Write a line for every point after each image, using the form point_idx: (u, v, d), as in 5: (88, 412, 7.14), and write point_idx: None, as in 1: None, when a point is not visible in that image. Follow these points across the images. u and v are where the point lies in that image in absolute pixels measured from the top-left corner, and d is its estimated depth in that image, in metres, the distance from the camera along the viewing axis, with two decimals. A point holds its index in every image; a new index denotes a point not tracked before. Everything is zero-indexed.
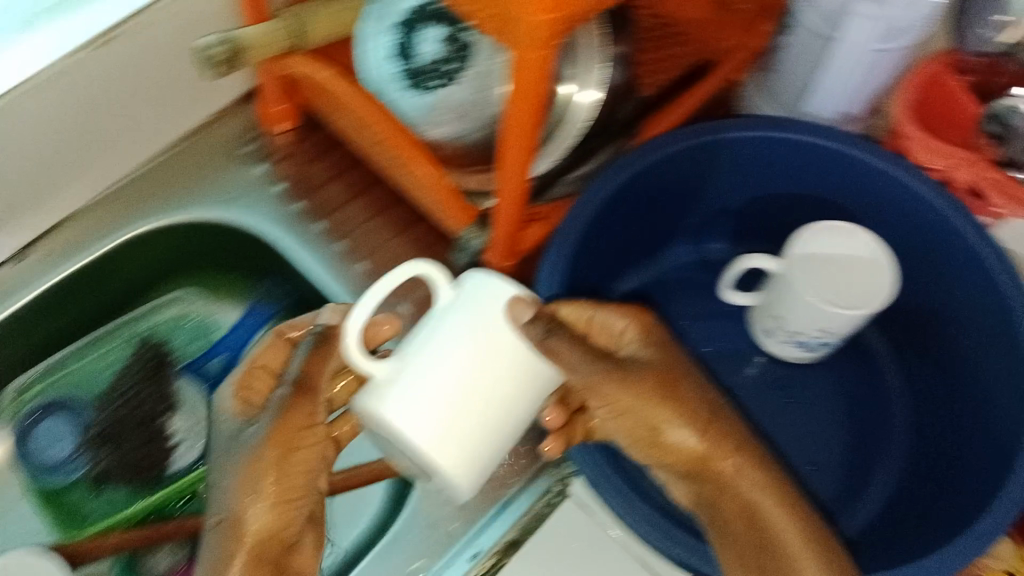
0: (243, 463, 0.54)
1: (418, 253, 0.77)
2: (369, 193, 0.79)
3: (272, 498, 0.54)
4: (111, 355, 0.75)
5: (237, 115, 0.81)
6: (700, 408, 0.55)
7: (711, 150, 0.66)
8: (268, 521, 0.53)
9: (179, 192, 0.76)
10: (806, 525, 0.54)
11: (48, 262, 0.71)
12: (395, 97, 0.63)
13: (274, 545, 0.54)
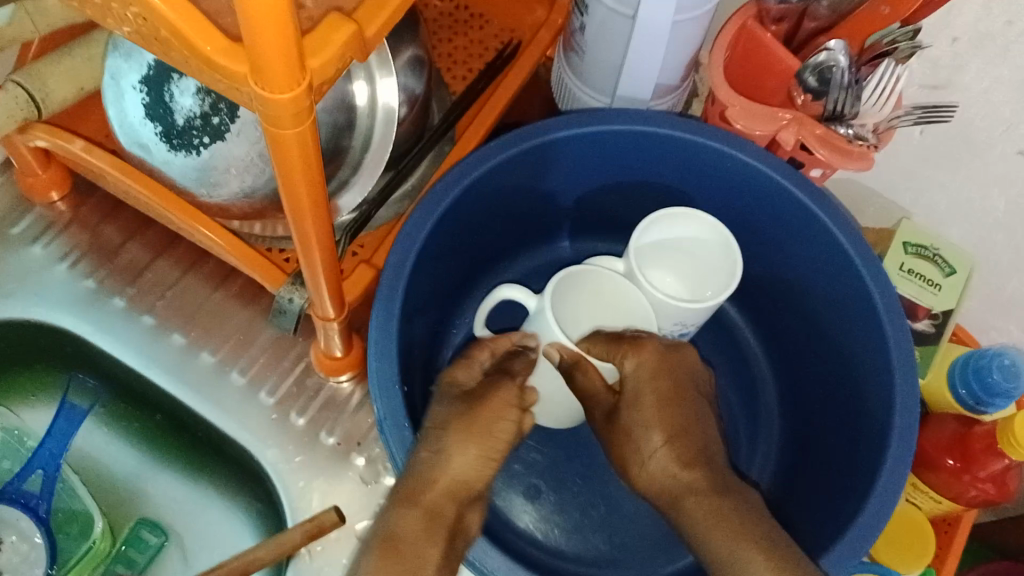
0: (467, 417, 0.51)
1: (244, 307, 0.69)
2: (176, 248, 0.70)
3: (478, 441, 0.50)
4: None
5: (2, 186, 0.70)
6: (675, 417, 0.54)
7: (543, 153, 0.61)
8: (470, 472, 0.50)
9: None
10: (768, 523, 0.49)
11: None
12: (161, 160, 0.55)
13: (462, 495, 0.49)
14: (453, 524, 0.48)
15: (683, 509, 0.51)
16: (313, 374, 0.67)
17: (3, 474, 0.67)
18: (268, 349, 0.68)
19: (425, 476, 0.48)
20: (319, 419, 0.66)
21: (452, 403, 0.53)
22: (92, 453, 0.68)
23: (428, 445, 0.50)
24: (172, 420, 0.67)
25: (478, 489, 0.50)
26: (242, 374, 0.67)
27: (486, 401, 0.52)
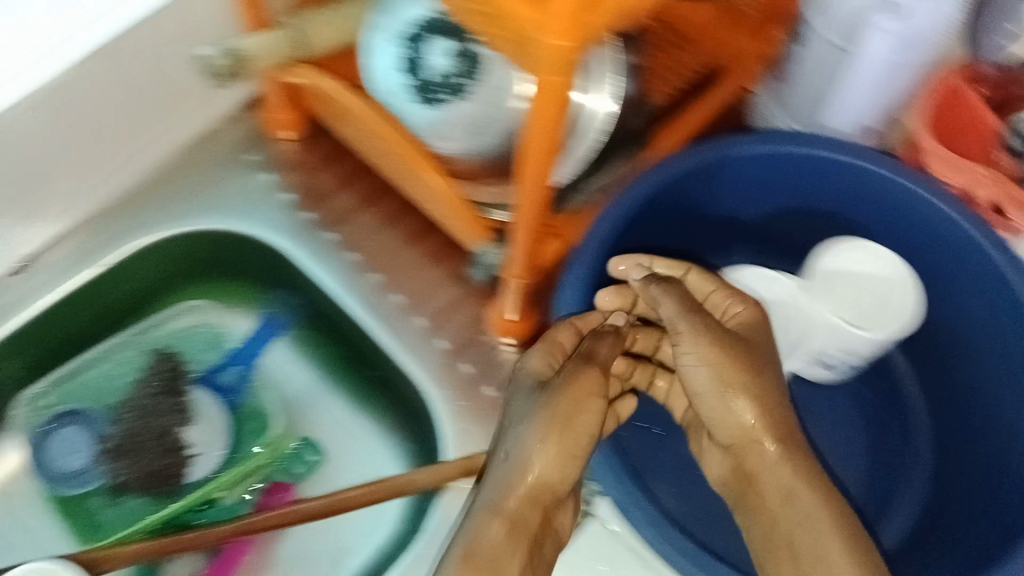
0: (548, 414, 0.50)
1: (431, 266, 0.74)
2: (380, 204, 0.77)
3: (563, 437, 0.50)
4: (123, 365, 0.72)
5: (242, 122, 0.78)
6: (766, 387, 0.52)
7: (716, 168, 0.64)
8: (552, 475, 0.50)
9: (183, 198, 0.74)
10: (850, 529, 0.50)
11: (58, 268, 0.69)
12: (404, 109, 0.60)
13: (545, 500, 0.50)
14: (534, 532, 0.50)
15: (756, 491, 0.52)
16: (486, 334, 0.72)
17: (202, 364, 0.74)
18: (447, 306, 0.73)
19: (507, 486, 0.50)
20: (485, 376, 0.70)
21: (548, 390, 0.52)
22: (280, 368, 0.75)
23: (513, 454, 0.51)
24: (353, 350, 0.73)
25: (557, 495, 0.51)
26: (422, 322, 0.72)
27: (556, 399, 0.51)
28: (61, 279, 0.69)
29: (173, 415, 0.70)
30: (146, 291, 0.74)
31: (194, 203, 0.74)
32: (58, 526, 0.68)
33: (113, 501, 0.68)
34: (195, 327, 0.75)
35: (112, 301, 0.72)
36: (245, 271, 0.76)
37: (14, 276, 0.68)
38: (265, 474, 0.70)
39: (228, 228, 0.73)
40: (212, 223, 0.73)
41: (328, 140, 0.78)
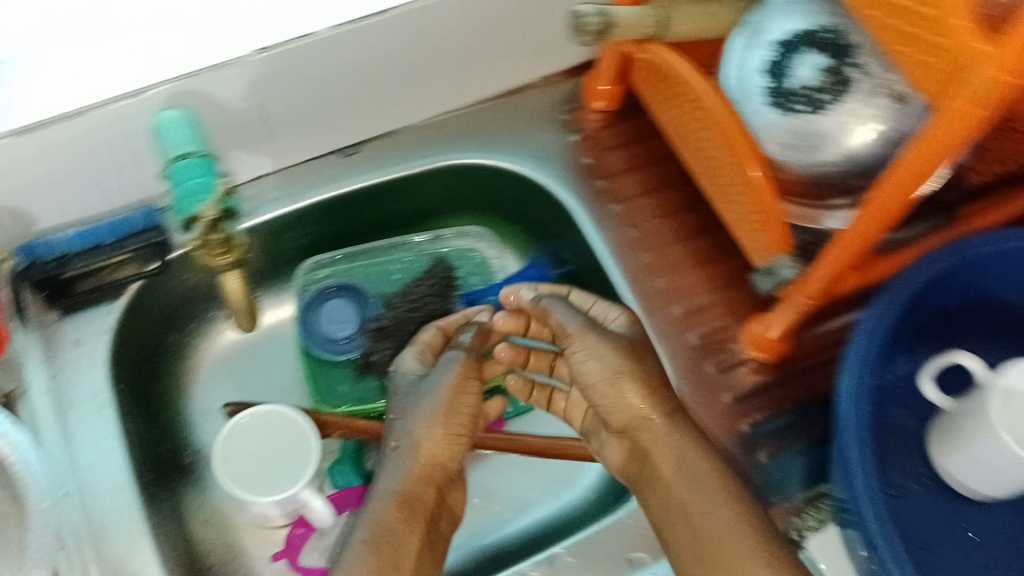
0: (432, 406, 0.64)
1: (696, 266, 0.73)
2: (666, 193, 0.76)
3: (453, 428, 0.64)
4: (403, 260, 0.77)
5: (559, 86, 0.81)
6: (650, 373, 0.62)
7: (983, 264, 0.58)
8: (438, 450, 0.63)
9: (491, 138, 0.77)
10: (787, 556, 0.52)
11: (370, 163, 0.74)
12: (752, 109, 0.63)
13: (436, 476, 0.62)
14: (430, 510, 0.61)
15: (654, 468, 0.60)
16: (736, 343, 0.70)
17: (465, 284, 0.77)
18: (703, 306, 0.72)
19: (423, 456, 0.62)
20: (723, 384, 0.69)
21: (456, 385, 0.65)
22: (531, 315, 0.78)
23: (392, 441, 0.63)
24: None
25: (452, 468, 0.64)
26: (677, 313, 0.72)
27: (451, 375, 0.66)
28: (371, 172, 0.74)
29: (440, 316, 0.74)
30: (437, 204, 0.78)
31: (492, 143, 0.77)
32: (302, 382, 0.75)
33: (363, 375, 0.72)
34: (471, 249, 0.79)
35: (398, 204, 0.76)
36: (526, 216, 0.78)
37: (337, 157, 0.74)
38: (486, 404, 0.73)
39: (521, 171, 0.76)
40: (503, 164, 0.76)
41: (631, 123, 0.80)
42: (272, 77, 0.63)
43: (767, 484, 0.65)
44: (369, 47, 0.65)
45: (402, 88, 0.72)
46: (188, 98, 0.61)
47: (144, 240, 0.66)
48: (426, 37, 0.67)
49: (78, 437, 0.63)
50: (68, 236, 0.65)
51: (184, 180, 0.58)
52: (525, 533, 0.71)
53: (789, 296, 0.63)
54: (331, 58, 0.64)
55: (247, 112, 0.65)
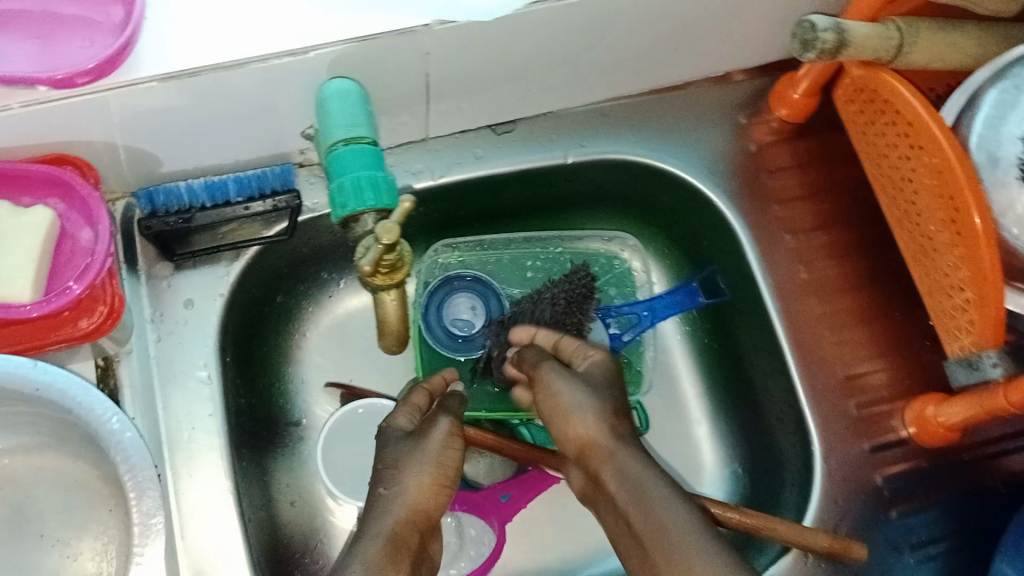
0: (423, 456, 0.51)
1: (863, 322, 0.65)
2: (843, 230, 0.67)
3: (442, 485, 0.50)
4: (541, 256, 0.70)
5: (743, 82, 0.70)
6: (618, 405, 0.51)
7: None
8: (428, 499, 0.49)
9: (658, 134, 0.68)
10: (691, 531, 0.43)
11: (521, 146, 0.66)
12: (994, 177, 0.54)
13: (421, 524, 0.48)
14: (415, 556, 0.46)
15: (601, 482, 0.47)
16: (892, 419, 0.63)
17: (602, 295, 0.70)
18: (864, 369, 0.64)
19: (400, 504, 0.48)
20: (872, 465, 0.62)
21: (447, 440, 0.52)
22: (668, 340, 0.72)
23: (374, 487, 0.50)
24: (751, 367, 0.67)
25: (438, 516, 0.49)
26: (835, 374, 0.64)
27: (434, 437, 0.52)
28: (521, 156, 0.66)
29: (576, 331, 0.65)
30: (585, 200, 0.69)
31: (659, 141, 0.68)
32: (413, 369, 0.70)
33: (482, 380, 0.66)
34: (615, 254, 0.71)
35: (542, 194, 0.68)
36: (682, 231, 0.70)
37: (489, 133, 0.66)
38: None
39: (687, 179, 0.67)
40: (667, 167, 0.67)
41: (815, 140, 0.69)
42: (444, 47, 0.54)
43: None
44: (557, 27, 0.56)
45: (575, 68, 0.62)
46: (347, 59, 0.52)
47: (276, 203, 0.60)
48: (620, 24, 0.57)
49: (176, 410, 0.58)
50: (192, 185, 0.58)
51: (349, 174, 0.49)
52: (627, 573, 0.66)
53: (988, 398, 0.55)
54: (515, 34, 0.55)
55: (407, 79, 0.57)
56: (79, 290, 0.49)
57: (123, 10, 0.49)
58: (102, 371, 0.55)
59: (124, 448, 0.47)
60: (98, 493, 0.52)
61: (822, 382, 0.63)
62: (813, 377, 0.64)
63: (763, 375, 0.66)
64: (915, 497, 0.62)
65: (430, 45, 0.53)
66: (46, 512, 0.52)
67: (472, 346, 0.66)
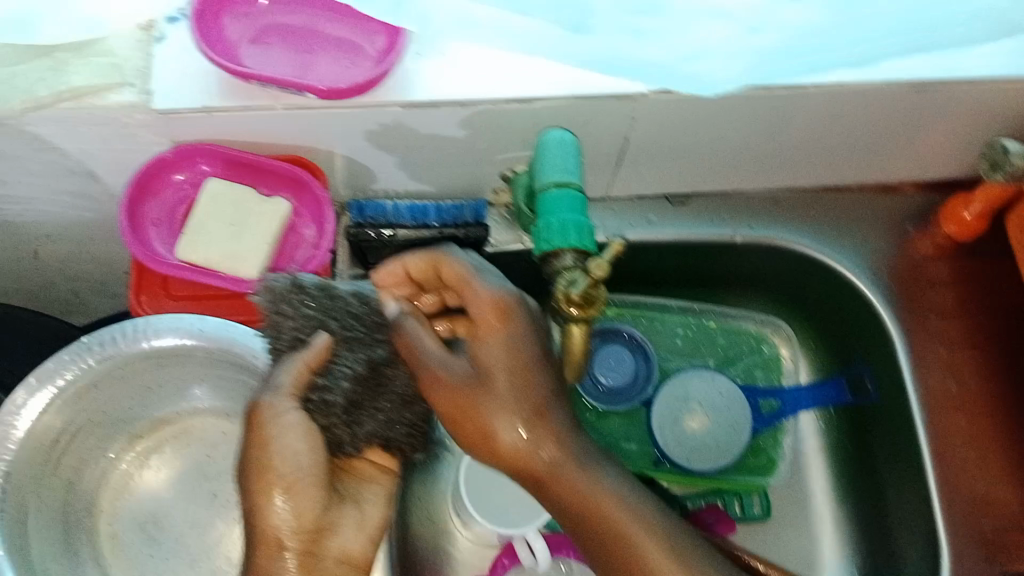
0: (280, 451, 0.49)
1: (1006, 448, 0.65)
2: (996, 353, 0.68)
3: (292, 493, 0.49)
4: (693, 329, 0.73)
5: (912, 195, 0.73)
6: (491, 323, 0.51)
7: None
8: (305, 521, 0.49)
9: (823, 231, 0.70)
10: (655, 548, 0.48)
11: (694, 221, 0.69)
12: None
13: (299, 544, 0.49)
14: (303, 553, 0.49)
15: (555, 491, 0.49)
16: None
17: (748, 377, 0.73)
18: (1002, 496, 0.63)
19: (262, 533, 0.49)
20: None
21: (299, 433, 0.49)
22: (806, 431, 0.73)
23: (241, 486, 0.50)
24: (885, 472, 0.68)
25: (315, 520, 0.50)
26: (969, 493, 0.63)
27: (276, 437, 0.49)
28: (693, 230, 0.69)
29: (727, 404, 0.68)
30: (743, 282, 0.72)
31: (824, 236, 0.70)
32: None
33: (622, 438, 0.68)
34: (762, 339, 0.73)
35: (703, 268, 0.71)
36: (833, 327, 0.72)
37: (663, 203, 0.70)
38: (715, 496, 0.68)
39: (848, 277, 0.69)
40: (829, 262, 0.69)
41: (978, 260, 0.70)
42: (649, 115, 0.59)
43: None
44: (754, 114, 0.59)
45: (755, 155, 0.66)
46: (562, 113, 0.58)
47: (467, 233, 0.65)
48: (812, 119, 0.61)
49: None
50: (397, 205, 0.64)
51: (556, 216, 0.53)
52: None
53: None
54: (715, 113, 0.59)
55: (606, 139, 0.62)
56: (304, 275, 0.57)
57: (385, 41, 0.54)
58: None
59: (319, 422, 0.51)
60: None
61: (958, 497, 0.63)
62: (948, 491, 0.63)
63: (896, 481, 0.67)
64: None
65: (639, 111, 0.58)
66: (225, 475, 0.57)
67: (618, 403, 0.68)
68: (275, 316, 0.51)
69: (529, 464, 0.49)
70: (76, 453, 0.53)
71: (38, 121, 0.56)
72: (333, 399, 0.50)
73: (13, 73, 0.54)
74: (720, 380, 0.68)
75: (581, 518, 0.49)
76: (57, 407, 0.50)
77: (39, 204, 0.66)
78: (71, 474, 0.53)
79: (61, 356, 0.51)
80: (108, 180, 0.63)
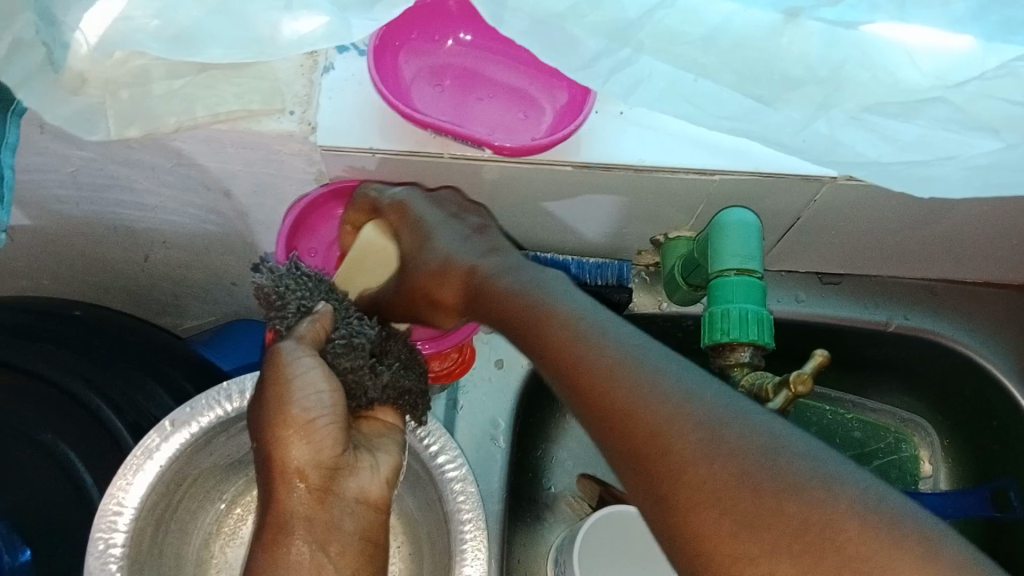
0: (294, 384, 0.45)
1: None
2: None
3: (310, 431, 0.45)
4: (833, 420, 0.68)
5: None
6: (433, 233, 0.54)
7: None
8: (308, 452, 0.44)
9: (980, 329, 0.65)
10: (734, 473, 0.33)
11: (843, 305, 0.66)
12: None
13: (307, 481, 0.45)
14: (317, 495, 0.45)
15: (603, 398, 0.38)
16: None
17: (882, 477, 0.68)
18: None
19: (280, 472, 0.44)
20: None
21: (304, 351, 0.46)
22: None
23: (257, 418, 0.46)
24: None
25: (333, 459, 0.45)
26: None
27: (297, 375, 0.45)
28: (840, 313, 0.65)
29: None
30: (887, 376, 0.68)
31: (983, 334, 0.65)
32: None
33: None
34: (903, 438, 0.69)
35: (845, 353, 0.67)
36: (979, 434, 0.66)
37: (813, 280, 0.66)
38: None
39: (1004, 382, 0.64)
40: (984, 361, 0.65)
41: None
42: (831, 198, 0.54)
43: None
44: (944, 207, 0.55)
45: (926, 244, 0.61)
46: (742, 188, 0.53)
47: (608, 294, 0.61)
48: (1002, 218, 0.56)
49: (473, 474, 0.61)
50: (539, 256, 0.61)
51: (734, 304, 0.48)
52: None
53: None
54: (902, 202, 0.54)
55: (775, 214, 0.57)
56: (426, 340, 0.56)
57: (566, 97, 0.51)
58: None
59: (468, 504, 0.50)
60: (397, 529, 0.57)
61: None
62: None
63: None
64: None
65: (822, 194, 0.54)
66: None
67: None
68: (276, 291, 0.49)
69: (452, 273, 0.53)
70: (192, 497, 0.50)
71: (186, 139, 0.53)
72: (357, 342, 0.49)
73: (170, 88, 0.51)
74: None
75: (650, 458, 0.35)
76: (187, 454, 0.47)
77: (164, 212, 0.63)
78: (185, 520, 0.50)
79: (197, 402, 0.47)
80: (242, 200, 0.60)
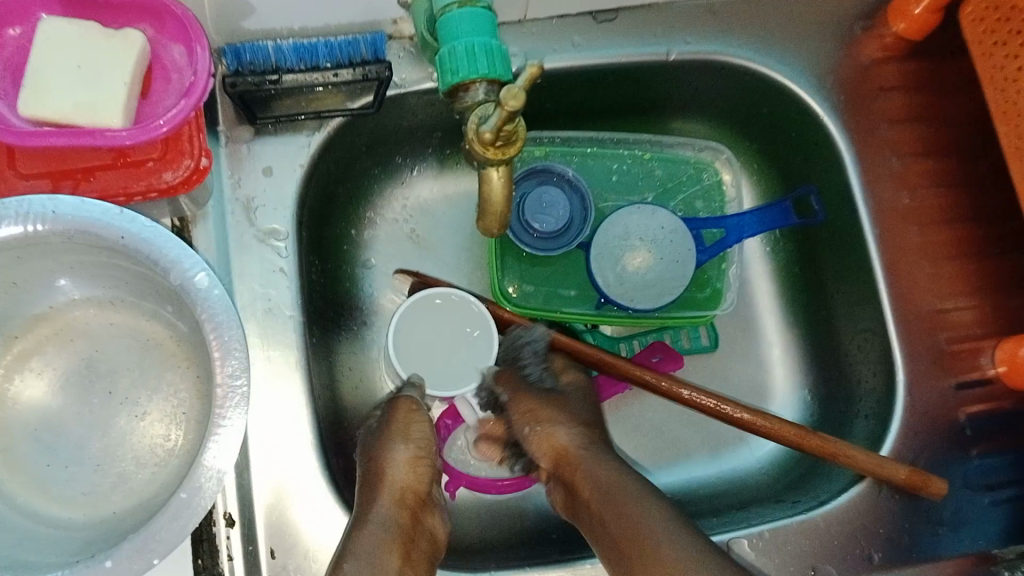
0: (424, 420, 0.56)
1: (956, 257, 0.62)
2: (946, 159, 0.63)
3: (414, 460, 0.53)
4: (632, 163, 0.68)
5: None
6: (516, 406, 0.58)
7: None
8: (401, 523, 0.48)
9: (771, 40, 0.62)
10: (672, 554, 0.42)
11: (626, 39, 0.61)
12: None
13: (399, 498, 0.50)
14: (410, 508, 0.50)
15: (598, 508, 0.48)
16: (974, 362, 0.60)
17: (688, 209, 0.69)
18: (947, 312, 0.61)
19: (384, 484, 0.51)
20: (944, 411, 0.59)
21: (411, 411, 0.56)
22: (752, 255, 0.70)
23: None
24: (836, 292, 0.65)
25: (424, 490, 0.52)
26: (916, 307, 0.61)
27: (416, 421, 0.55)
28: (624, 50, 0.61)
29: (661, 230, 0.64)
30: (679, 104, 0.67)
31: (770, 45, 0.62)
32: (483, 268, 0.69)
33: (549, 286, 0.65)
34: (704, 167, 0.69)
35: (635, 92, 0.65)
36: (780, 144, 0.67)
37: (590, 20, 0.61)
38: (659, 333, 0.68)
39: (793, 90, 0.63)
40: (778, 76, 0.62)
41: (935, 64, 0.63)
42: None
43: (959, 522, 0.57)
44: None
45: None
46: None
47: (364, 74, 0.56)
48: None
49: (246, 275, 0.56)
50: (281, 45, 0.55)
51: (458, 41, 0.46)
52: (674, 489, 0.66)
53: None
54: None
55: None
56: (177, 121, 0.47)
57: None
58: (177, 231, 0.55)
59: (211, 305, 0.45)
60: (172, 356, 0.51)
61: (912, 310, 0.61)
62: (903, 307, 0.61)
63: (844, 296, 0.64)
64: (988, 439, 0.59)
65: None
66: (120, 367, 0.51)
67: (552, 246, 0.63)
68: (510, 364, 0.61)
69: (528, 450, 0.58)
70: None
71: None
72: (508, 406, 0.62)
73: None
74: (661, 214, 0.64)
75: (608, 529, 0.46)
76: None
77: None
78: None
79: None
80: None
